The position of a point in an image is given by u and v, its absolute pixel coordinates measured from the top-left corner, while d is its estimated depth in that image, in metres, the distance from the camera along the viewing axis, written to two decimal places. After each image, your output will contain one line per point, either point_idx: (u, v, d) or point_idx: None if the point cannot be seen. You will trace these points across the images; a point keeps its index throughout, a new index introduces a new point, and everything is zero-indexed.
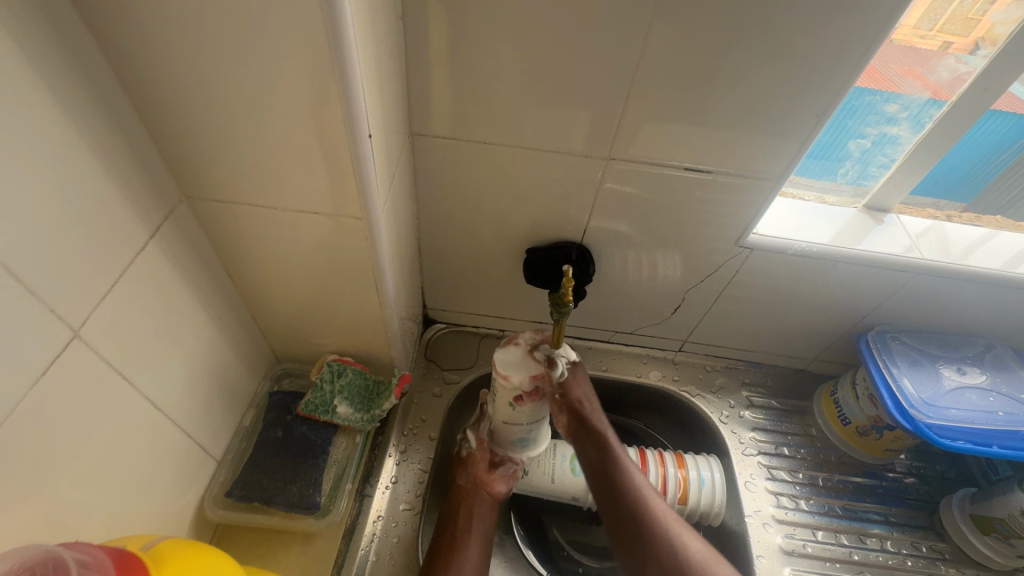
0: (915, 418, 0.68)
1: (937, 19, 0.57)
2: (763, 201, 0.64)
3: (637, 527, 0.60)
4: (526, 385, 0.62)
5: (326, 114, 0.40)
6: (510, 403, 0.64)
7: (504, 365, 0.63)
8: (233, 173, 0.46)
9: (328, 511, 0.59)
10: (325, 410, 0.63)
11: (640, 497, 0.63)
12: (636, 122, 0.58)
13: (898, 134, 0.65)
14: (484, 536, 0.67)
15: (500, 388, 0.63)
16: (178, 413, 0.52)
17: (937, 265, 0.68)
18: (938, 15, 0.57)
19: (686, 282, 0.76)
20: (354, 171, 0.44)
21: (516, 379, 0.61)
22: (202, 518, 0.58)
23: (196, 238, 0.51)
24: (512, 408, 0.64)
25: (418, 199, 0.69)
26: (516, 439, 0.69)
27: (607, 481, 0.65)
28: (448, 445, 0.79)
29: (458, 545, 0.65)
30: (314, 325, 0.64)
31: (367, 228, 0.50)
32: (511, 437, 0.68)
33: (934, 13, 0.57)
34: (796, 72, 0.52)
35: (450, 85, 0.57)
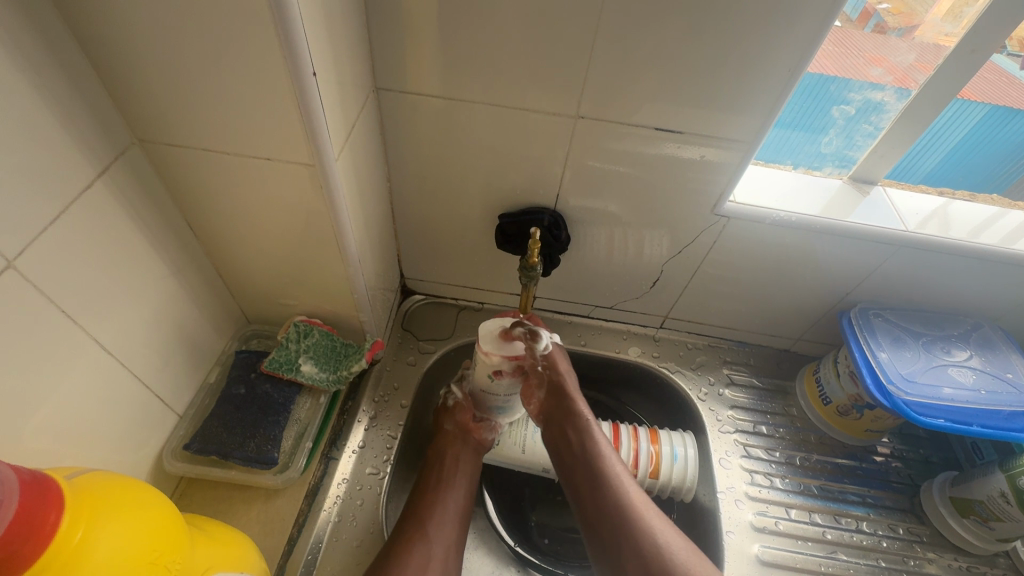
0: (893, 395, 0.66)
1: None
2: (738, 167, 0.62)
3: (607, 514, 0.60)
4: (504, 363, 0.63)
5: (266, 49, 0.39)
6: (488, 375, 0.65)
7: (486, 339, 0.64)
8: (183, 117, 0.45)
9: (286, 467, 0.60)
10: (289, 368, 0.63)
11: (613, 479, 0.62)
12: (607, 79, 0.56)
13: (883, 100, 0.63)
14: (469, 479, 0.68)
15: (481, 361, 0.64)
16: (132, 363, 0.52)
17: (922, 238, 0.66)
18: (965, 10, 0.56)
19: (665, 253, 0.75)
20: (302, 115, 0.43)
21: (495, 357, 0.63)
22: (161, 471, 0.58)
23: (152, 186, 0.50)
24: (490, 380, 0.66)
25: (389, 161, 0.68)
26: (495, 406, 0.70)
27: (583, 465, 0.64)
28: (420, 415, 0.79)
29: (442, 486, 0.66)
30: (280, 284, 0.63)
31: (321, 178, 0.49)
32: (490, 403, 0.69)
33: None
34: (771, 25, 0.50)
35: (415, 39, 0.55)
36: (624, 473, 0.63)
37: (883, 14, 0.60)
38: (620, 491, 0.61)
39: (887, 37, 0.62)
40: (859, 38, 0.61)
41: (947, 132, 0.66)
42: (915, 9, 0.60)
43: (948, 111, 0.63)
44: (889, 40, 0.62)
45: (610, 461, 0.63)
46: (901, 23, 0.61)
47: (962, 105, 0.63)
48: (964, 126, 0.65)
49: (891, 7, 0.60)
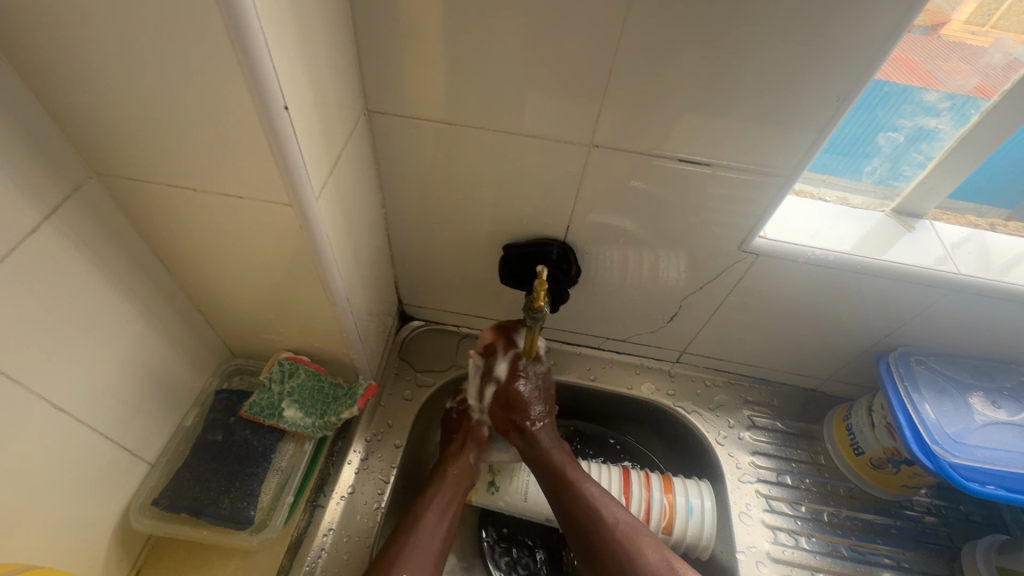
0: (939, 457, 0.59)
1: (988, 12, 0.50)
2: (773, 200, 0.56)
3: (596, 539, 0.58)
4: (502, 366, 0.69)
5: (228, 80, 0.34)
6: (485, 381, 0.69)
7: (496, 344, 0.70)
8: (142, 151, 0.40)
9: (263, 526, 0.55)
10: (271, 413, 0.58)
11: (591, 501, 0.60)
12: (623, 105, 0.50)
13: (937, 127, 0.56)
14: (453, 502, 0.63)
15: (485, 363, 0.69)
16: (93, 415, 0.47)
17: (976, 282, 0.59)
18: (994, 9, 0.50)
19: (684, 287, 0.69)
20: (274, 152, 0.38)
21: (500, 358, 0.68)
22: (129, 526, 0.53)
23: (114, 222, 0.45)
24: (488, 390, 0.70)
25: (384, 185, 0.62)
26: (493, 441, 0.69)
27: (558, 489, 0.62)
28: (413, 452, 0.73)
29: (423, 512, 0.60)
30: (263, 321, 0.58)
31: (299, 217, 0.43)
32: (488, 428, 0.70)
33: (989, 6, 0.49)
34: (812, 47, 0.44)
35: (409, 57, 0.50)
36: (600, 494, 0.62)
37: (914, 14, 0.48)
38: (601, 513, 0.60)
39: (914, 38, 0.50)
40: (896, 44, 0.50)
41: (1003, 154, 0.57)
42: (944, 8, 0.49)
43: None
44: (911, 38, 0.50)
45: (586, 483, 0.62)
46: (928, 22, 0.49)
47: None
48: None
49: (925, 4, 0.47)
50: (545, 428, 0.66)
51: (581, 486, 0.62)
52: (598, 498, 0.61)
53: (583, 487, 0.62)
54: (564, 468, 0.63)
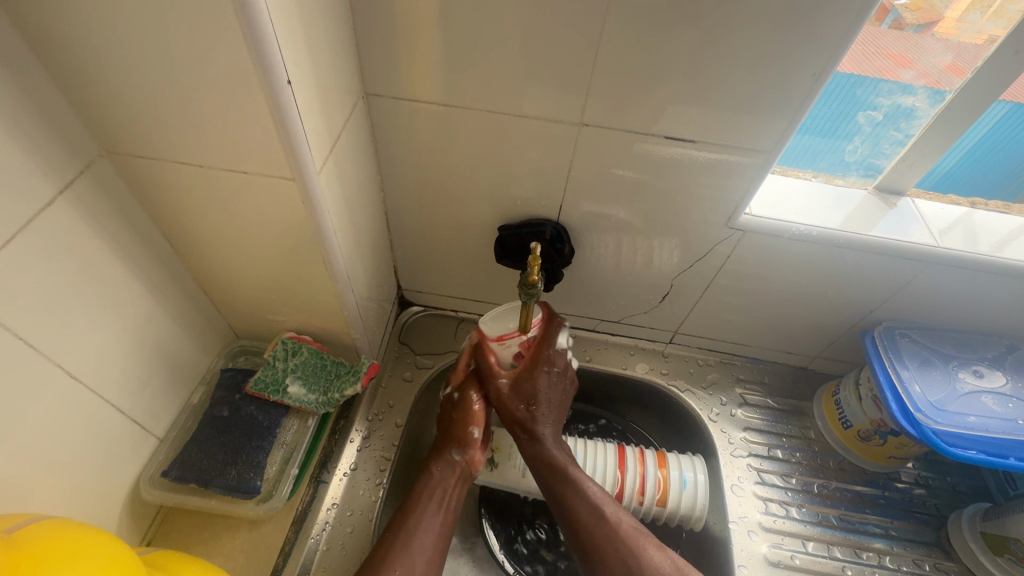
0: (922, 423, 0.61)
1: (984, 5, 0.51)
2: (758, 176, 0.58)
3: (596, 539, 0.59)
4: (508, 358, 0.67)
5: (232, 55, 0.36)
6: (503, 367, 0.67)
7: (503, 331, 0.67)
8: (150, 129, 0.42)
9: (269, 496, 0.57)
10: (276, 389, 0.60)
11: (592, 501, 0.61)
12: (610, 85, 0.52)
13: (915, 105, 0.58)
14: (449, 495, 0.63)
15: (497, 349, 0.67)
16: (104, 387, 0.49)
17: (955, 254, 0.61)
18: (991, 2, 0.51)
19: (676, 266, 0.70)
20: (277, 127, 0.40)
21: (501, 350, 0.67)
22: (139, 498, 0.55)
23: (124, 200, 0.47)
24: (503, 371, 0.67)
25: (382, 169, 0.64)
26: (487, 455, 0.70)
27: (559, 491, 0.62)
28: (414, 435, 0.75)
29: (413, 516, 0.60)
30: (265, 301, 0.60)
31: (302, 193, 0.45)
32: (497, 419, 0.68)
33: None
34: (790, 24, 0.46)
35: (404, 41, 0.52)
36: (603, 496, 0.62)
37: (902, 10, 0.52)
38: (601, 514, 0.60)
39: (906, 35, 0.54)
40: (874, 35, 0.54)
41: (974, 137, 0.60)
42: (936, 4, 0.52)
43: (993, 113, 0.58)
44: (906, 36, 0.55)
45: (588, 485, 0.62)
46: (920, 20, 0.53)
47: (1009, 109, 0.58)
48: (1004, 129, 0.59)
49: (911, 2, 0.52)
50: (545, 432, 0.66)
51: (581, 488, 0.62)
52: (599, 499, 0.61)
53: (584, 487, 0.62)
54: (567, 469, 0.63)
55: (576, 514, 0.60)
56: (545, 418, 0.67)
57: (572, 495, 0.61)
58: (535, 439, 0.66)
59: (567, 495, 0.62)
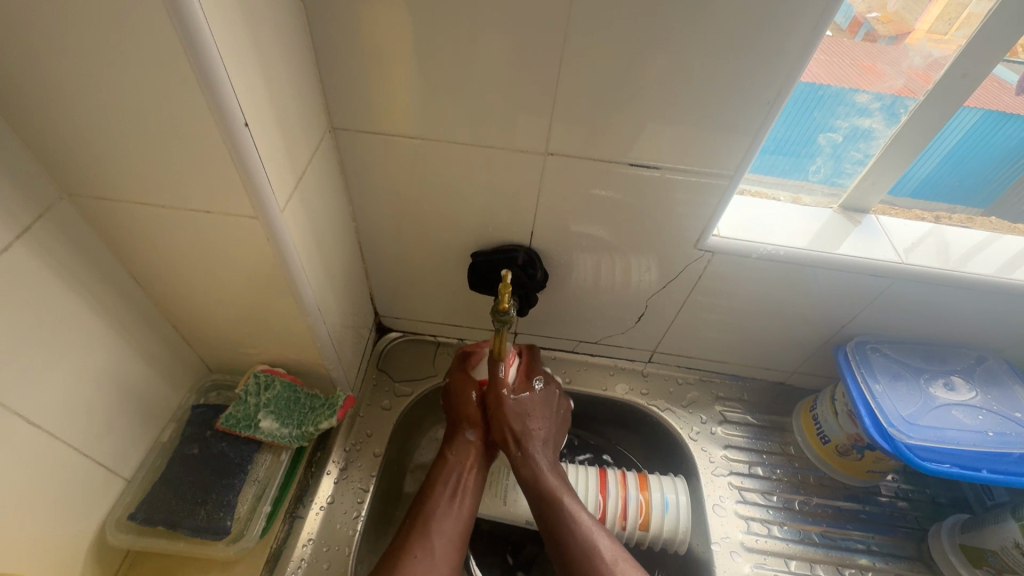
0: (895, 438, 0.62)
1: (950, 22, 0.52)
2: (723, 199, 0.59)
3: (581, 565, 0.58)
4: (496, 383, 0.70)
5: (189, 99, 0.36)
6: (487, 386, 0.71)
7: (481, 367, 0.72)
8: (112, 172, 0.42)
9: (240, 536, 0.56)
10: (247, 425, 0.59)
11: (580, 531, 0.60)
12: (573, 114, 0.53)
13: (872, 126, 0.60)
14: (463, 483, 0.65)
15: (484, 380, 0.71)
16: (68, 431, 0.48)
17: (919, 270, 0.62)
18: (956, 18, 0.52)
19: (650, 287, 0.71)
20: (237, 167, 0.40)
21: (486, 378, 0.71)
22: (106, 543, 0.54)
23: (86, 241, 0.47)
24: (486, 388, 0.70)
25: (353, 199, 0.65)
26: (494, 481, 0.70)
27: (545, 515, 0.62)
28: (394, 461, 0.74)
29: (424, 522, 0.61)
30: (236, 335, 0.60)
31: (266, 230, 0.45)
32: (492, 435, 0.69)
33: (949, 15, 0.52)
34: (739, 54, 0.48)
35: (367, 76, 0.52)
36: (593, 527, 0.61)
37: (873, 23, 0.54)
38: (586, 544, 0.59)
39: (880, 47, 0.56)
40: (847, 47, 0.56)
41: (946, 142, 0.61)
42: (906, 17, 0.54)
43: (965, 120, 0.59)
44: (878, 48, 0.56)
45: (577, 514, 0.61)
46: (892, 31, 0.55)
47: (982, 117, 0.59)
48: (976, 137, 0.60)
49: (882, 15, 0.54)
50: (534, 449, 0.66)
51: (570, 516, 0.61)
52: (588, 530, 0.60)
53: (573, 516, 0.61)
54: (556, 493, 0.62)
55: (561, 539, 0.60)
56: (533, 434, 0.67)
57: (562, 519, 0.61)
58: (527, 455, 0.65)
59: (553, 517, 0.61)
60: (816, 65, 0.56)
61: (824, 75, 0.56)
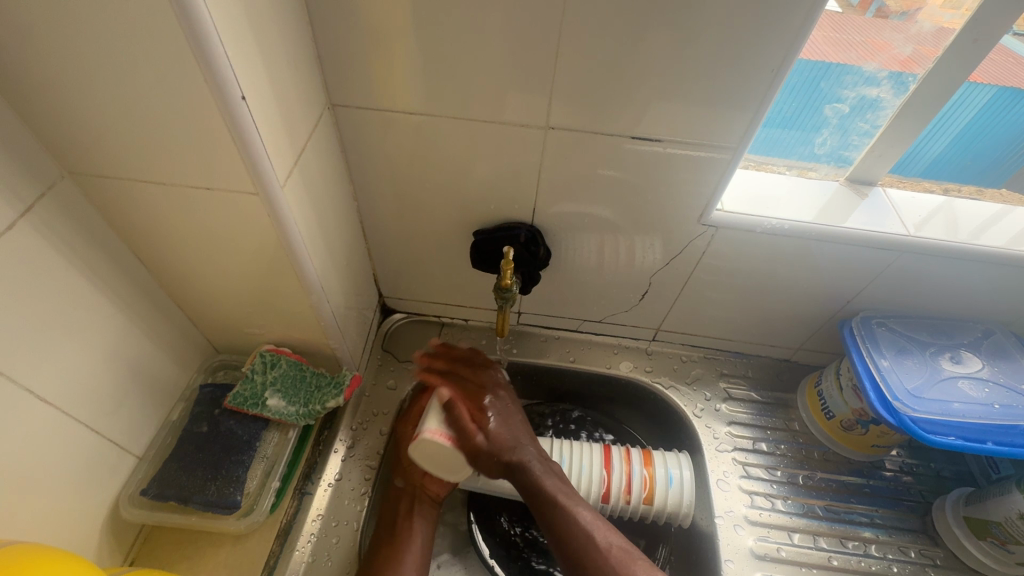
0: (900, 412, 0.62)
1: None
2: (726, 172, 0.58)
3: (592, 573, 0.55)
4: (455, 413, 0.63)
5: (186, 74, 0.36)
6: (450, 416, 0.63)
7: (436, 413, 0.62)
8: (111, 149, 0.42)
9: (250, 510, 0.57)
10: (255, 403, 0.60)
11: (584, 530, 0.58)
12: (574, 87, 0.52)
13: (880, 96, 0.59)
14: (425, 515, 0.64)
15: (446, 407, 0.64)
16: (78, 409, 0.49)
17: (927, 241, 0.61)
18: None
19: (654, 263, 0.71)
20: (235, 142, 0.40)
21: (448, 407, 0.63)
22: (120, 518, 0.55)
23: (89, 220, 0.47)
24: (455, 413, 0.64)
25: (355, 178, 0.65)
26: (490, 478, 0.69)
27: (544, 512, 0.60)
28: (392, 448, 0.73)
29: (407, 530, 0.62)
30: (241, 315, 0.60)
31: (266, 207, 0.45)
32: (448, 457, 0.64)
33: None
34: (745, 19, 0.46)
35: (365, 50, 0.52)
36: (597, 522, 0.59)
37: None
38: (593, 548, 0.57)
39: (890, 23, 0.55)
40: (859, 23, 0.55)
41: (958, 115, 0.60)
42: None
43: (978, 93, 0.58)
44: (890, 25, 0.55)
45: (578, 514, 0.59)
46: (902, 7, 0.54)
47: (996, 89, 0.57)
48: (993, 111, 0.59)
49: None
50: (527, 457, 0.63)
51: (571, 516, 0.59)
52: (592, 527, 0.58)
53: (574, 514, 0.59)
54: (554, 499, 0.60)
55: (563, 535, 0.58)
56: (519, 438, 0.65)
57: (562, 522, 0.58)
58: (512, 453, 0.63)
59: (554, 514, 0.59)
60: (822, 40, 0.56)
61: (831, 50, 0.56)
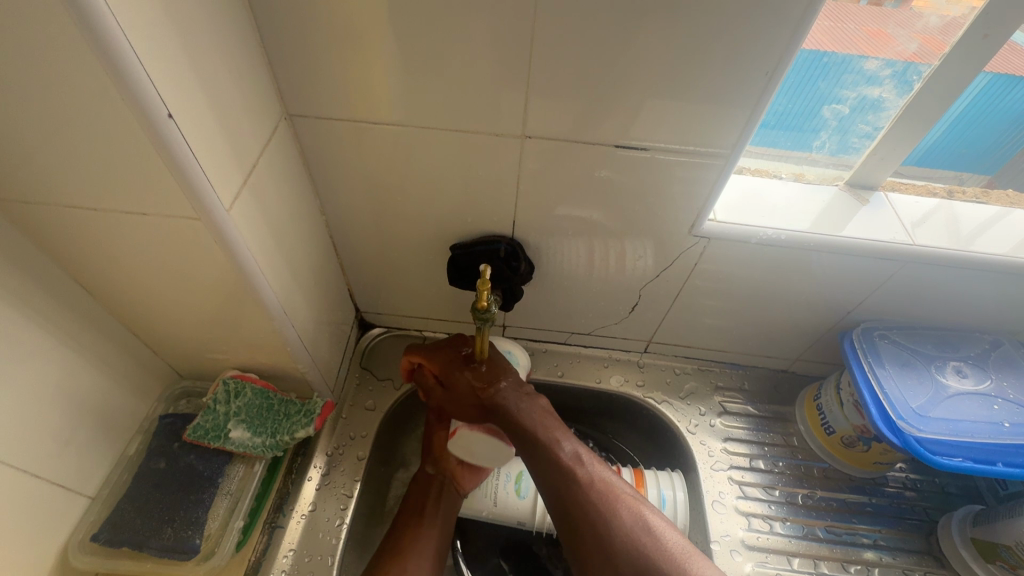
0: (904, 432, 0.58)
1: None
2: (718, 180, 0.54)
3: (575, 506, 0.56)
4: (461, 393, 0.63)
5: (102, 91, 0.32)
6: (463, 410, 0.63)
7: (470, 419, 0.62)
8: (30, 174, 0.37)
9: (211, 553, 0.54)
10: (217, 436, 0.56)
11: (564, 465, 0.57)
12: (551, 93, 0.48)
13: (881, 96, 0.55)
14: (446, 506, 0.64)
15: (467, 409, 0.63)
16: (16, 454, 0.45)
17: (933, 251, 0.57)
18: None
19: (643, 274, 0.67)
20: (168, 164, 0.36)
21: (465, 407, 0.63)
22: (72, 564, 0.51)
23: (18, 249, 0.43)
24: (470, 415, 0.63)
25: (321, 191, 0.60)
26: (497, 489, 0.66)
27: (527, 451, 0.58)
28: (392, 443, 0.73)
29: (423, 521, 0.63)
30: (201, 341, 0.56)
31: (212, 232, 0.41)
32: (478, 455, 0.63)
33: None
34: (734, 18, 0.42)
35: (322, 57, 0.47)
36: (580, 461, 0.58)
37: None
38: (574, 480, 0.57)
39: (885, 12, 0.51)
40: (852, 11, 0.50)
41: (957, 113, 0.56)
42: None
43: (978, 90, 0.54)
44: (883, 12, 0.51)
45: (559, 449, 0.58)
46: None
47: (997, 86, 0.54)
48: (991, 108, 0.55)
49: None
50: (508, 397, 0.59)
51: (555, 452, 0.58)
52: (573, 462, 0.57)
53: (556, 451, 0.58)
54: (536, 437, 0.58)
55: (546, 471, 0.57)
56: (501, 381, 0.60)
57: (545, 462, 0.57)
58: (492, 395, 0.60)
59: (536, 450, 0.58)
60: (820, 32, 0.51)
61: (829, 42, 0.51)
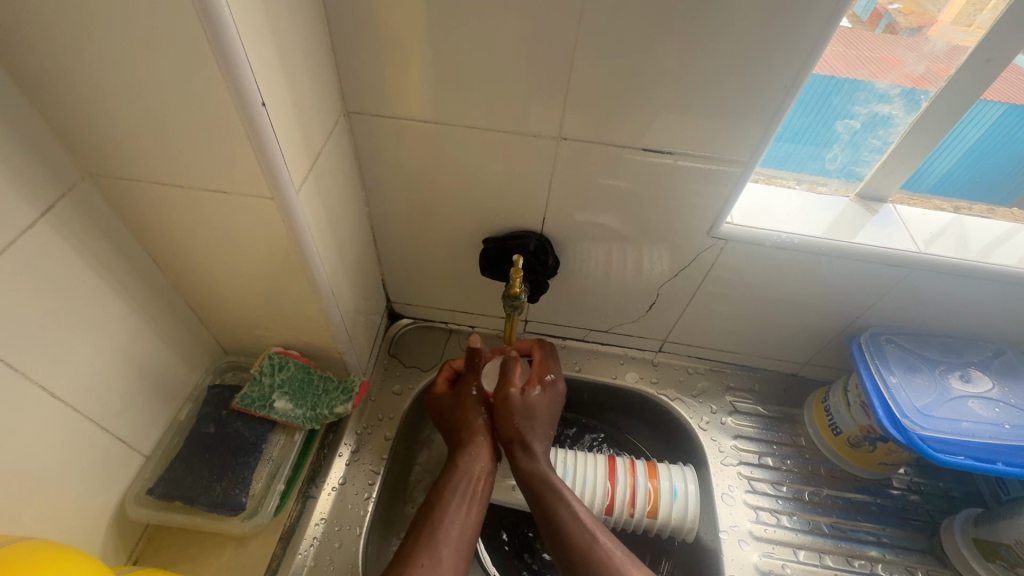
0: (908, 429, 0.61)
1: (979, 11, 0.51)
2: (736, 186, 0.58)
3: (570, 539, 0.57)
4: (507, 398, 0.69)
5: (209, 81, 0.37)
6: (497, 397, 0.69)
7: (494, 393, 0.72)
8: (130, 152, 0.43)
9: (254, 513, 0.58)
10: (262, 405, 0.60)
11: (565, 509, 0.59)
12: (586, 100, 0.53)
13: (891, 113, 0.59)
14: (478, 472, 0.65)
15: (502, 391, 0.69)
16: (89, 408, 0.49)
17: (939, 261, 0.61)
18: (981, 9, 0.51)
19: (662, 275, 0.71)
20: (253, 147, 0.41)
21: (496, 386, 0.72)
22: (126, 516, 0.56)
23: (105, 221, 0.48)
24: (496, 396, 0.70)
25: (366, 183, 0.65)
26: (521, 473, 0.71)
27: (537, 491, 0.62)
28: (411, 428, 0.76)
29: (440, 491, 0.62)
30: (251, 318, 0.61)
31: (282, 213, 0.46)
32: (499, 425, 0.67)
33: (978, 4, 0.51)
34: (757, 37, 0.47)
35: (380, 59, 0.52)
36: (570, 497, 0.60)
37: (894, 14, 0.54)
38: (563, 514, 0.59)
39: (898, 39, 0.56)
40: (868, 38, 0.56)
41: (969, 132, 0.60)
42: (928, 8, 0.54)
43: (988, 112, 0.58)
44: (898, 41, 0.56)
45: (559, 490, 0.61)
46: (914, 23, 0.55)
47: (1005, 108, 0.57)
48: (1000, 132, 0.59)
49: (903, 6, 0.54)
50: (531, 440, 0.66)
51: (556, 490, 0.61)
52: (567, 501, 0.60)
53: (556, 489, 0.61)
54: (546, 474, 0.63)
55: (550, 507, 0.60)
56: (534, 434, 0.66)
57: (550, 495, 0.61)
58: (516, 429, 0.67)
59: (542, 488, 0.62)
60: (832, 56, 0.56)
61: (841, 66, 0.56)
